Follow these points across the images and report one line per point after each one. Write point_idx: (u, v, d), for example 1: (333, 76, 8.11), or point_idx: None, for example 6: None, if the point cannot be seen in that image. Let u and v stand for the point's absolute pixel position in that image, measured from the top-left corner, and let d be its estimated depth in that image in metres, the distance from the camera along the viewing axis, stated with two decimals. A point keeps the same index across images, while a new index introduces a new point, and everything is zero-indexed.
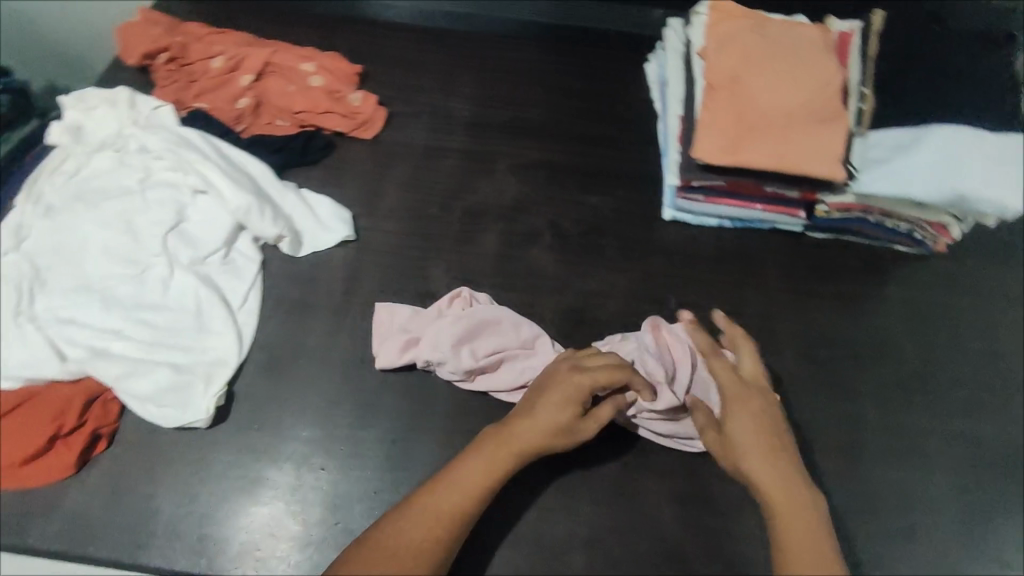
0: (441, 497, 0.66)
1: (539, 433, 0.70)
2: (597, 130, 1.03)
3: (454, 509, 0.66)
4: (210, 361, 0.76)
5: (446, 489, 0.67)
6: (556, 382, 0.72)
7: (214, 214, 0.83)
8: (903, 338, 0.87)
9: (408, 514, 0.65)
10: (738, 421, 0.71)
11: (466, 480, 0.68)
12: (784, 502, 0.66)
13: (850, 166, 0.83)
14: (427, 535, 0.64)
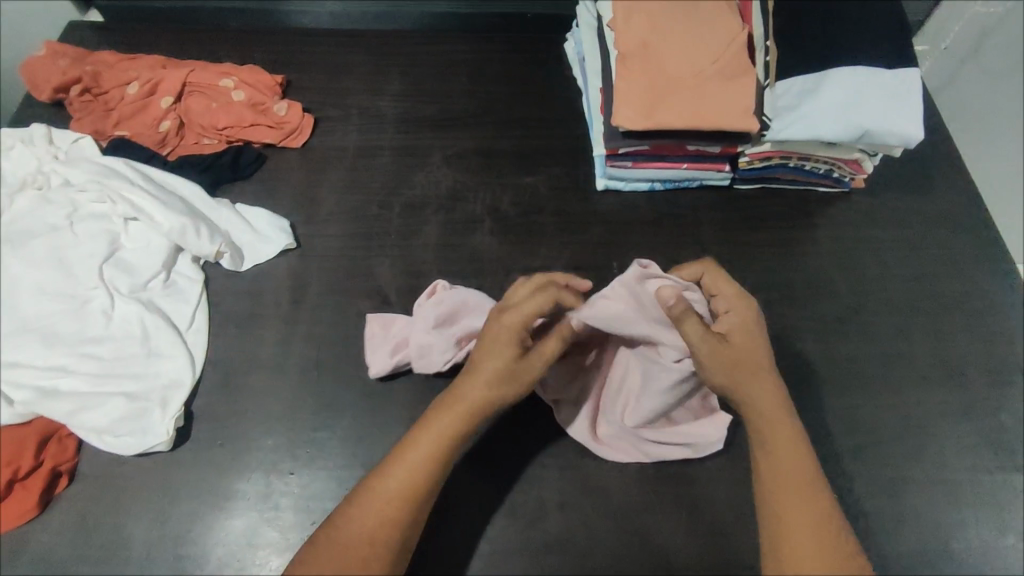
0: (399, 476, 0.65)
1: (483, 386, 0.67)
2: (523, 111, 1.05)
3: (406, 488, 0.64)
4: (162, 384, 0.77)
5: (398, 464, 0.65)
6: (487, 331, 0.68)
7: (150, 241, 0.85)
8: (837, 273, 0.90)
9: (364, 498, 0.64)
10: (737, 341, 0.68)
11: (417, 452, 0.65)
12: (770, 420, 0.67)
13: (764, 117, 0.85)
14: (386, 515, 0.64)
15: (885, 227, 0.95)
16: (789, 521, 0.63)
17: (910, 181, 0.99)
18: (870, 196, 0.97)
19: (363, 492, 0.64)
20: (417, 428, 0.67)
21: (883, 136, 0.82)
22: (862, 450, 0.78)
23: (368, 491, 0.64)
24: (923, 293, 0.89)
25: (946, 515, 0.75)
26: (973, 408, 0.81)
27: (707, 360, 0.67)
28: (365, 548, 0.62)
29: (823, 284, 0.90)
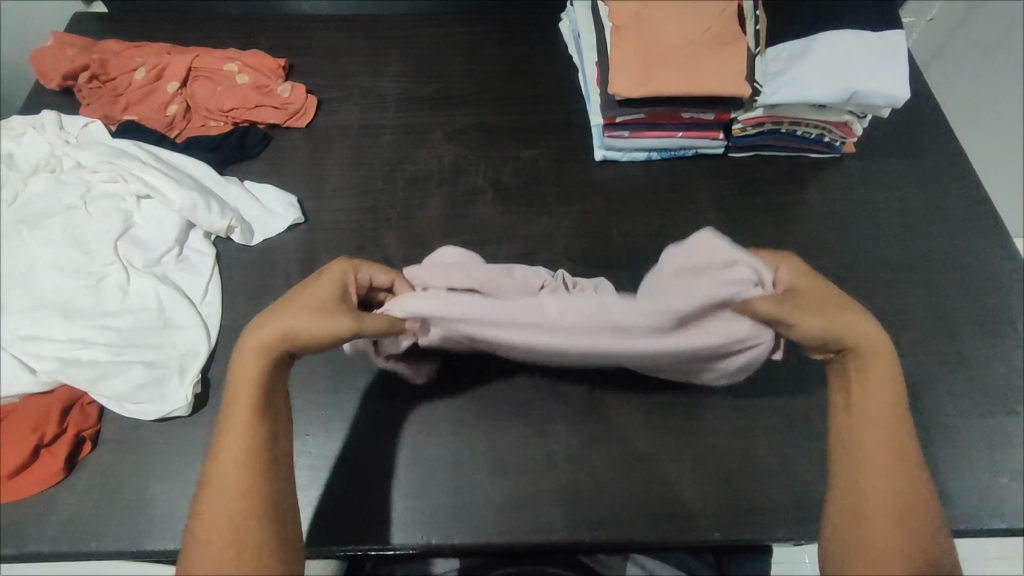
0: (228, 455, 0.57)
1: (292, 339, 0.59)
2: (520, 87, 1.07)
3: (240, 457, 0.57)
4: (179, 352, 0.80)
5: (223, 450, 0.58)
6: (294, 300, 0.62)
7: (161, 218, 0.88)
8: (830, 234, 0.93)
9: (212, 484, 0.57)
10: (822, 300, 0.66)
11: (233, 431, 0.58)
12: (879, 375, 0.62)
13: (755, 83, 0.88)
14: (228, 496, 0.56)
15: (876, 189, 0.97)
16: (875, 482, 0.59)
17: (898, 145, 1.02)
18: (861, 160, 1.00)
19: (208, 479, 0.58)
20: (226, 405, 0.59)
21: (871, 95, 0.84)
22: None
23: (210, 477, 0.58)
24: (915, 250, 0.92)
25: (941, 457, 0.77)
26: (966, 358, 0.83)
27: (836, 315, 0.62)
28: (229, 533, 0.55)
29: (817, 243, 0.92)
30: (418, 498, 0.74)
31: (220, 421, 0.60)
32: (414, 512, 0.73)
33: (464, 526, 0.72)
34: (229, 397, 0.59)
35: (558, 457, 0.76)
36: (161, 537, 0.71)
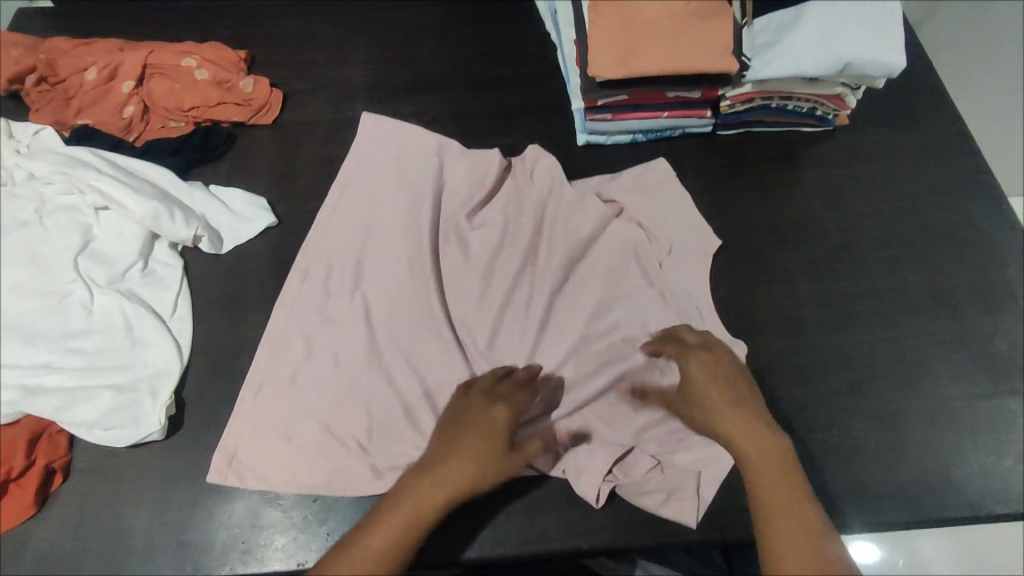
0: (383, 528, 0.61)
1: (472, 459, 0.64)
2: (496, 69, 1.02)
3: (396, 537, 0.60)
4: (150, 373, 0.76)
5: (386, 516, 0.61)
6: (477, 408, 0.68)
7: (123, 230, 0.82)
8: (824, 213, 0.90)
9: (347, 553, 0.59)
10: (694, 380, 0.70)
11: (402, 508, 0.62)
12: (759, 458, 0.64)
13: (743, 58, 0.83)
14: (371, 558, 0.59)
15: (870, 163, 0.94)
16: (791, 553, 0.57)
17: (893, 114, 0.97)
18: (854, 132, 0.96)
19: (355, 536, 0.60)
20: (399, 497, 0.63)
21: (866, 68, 0.79)
22: (859, 386, 0.77)
23: (357, 543, 0.60)
24: (912, 226, 0.88)
25: (943, 440, 0.75)
26: (968, 338, 0.81)
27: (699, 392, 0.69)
28: None
29: (811, 224, 0.89)
30: None
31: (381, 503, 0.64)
32: None
33: (455, 541, 0.70)
34: (452, 436, 0.66)
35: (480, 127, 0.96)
36: (142, 568, 0.69)
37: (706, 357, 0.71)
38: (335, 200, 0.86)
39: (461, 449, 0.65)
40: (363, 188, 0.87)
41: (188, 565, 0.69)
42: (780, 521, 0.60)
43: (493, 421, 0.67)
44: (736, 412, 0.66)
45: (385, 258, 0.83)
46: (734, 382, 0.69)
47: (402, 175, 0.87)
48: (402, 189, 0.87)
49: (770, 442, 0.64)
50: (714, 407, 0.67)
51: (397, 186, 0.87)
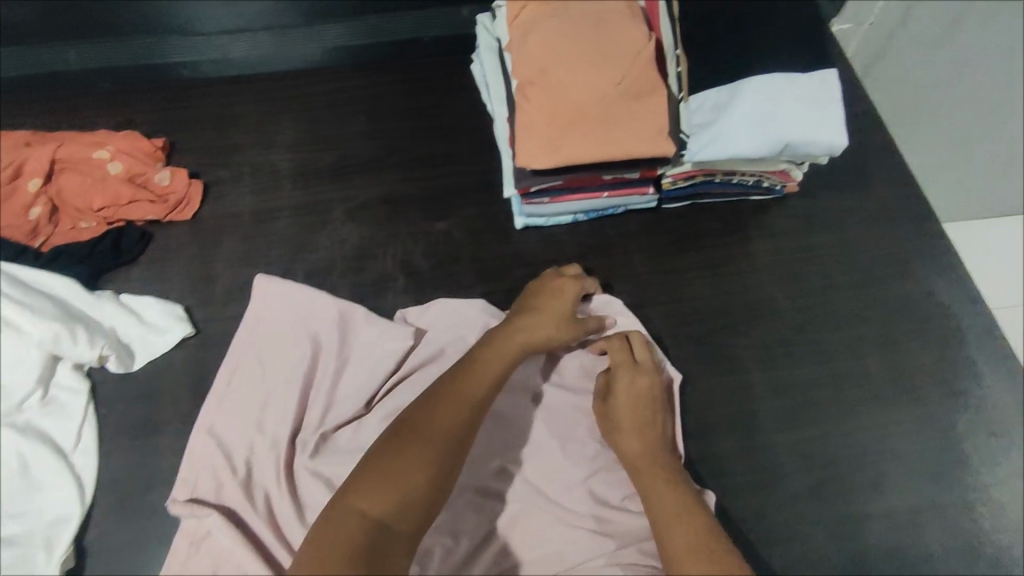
0: (425, 432, 0.60)
1: (553, 325, 0.73)
2: (430, 146, 0.97)
3: (479, 398, 0.65)
4: (48, 521, 0.69)
5: (481, 372, 0.67)
6: (548, 289, 0.76)
7: (17, 355, 0.74)
8: (776, 291, 0.85)
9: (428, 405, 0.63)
10: (617, 393, 0.73)
11: (443, 416, 0.62)
12: (648, 466, 0.68)
13: (681, 135, 0.79)
14: (406, 472, 0.57)
15: (823, 232, 0.89)
16: (685, 554, 0.58)
17: (845, 177, 0.93)
18: (805, 198, 0.92)
19: (432, 393, 0.64)
20: (435, 401, 0.63)
21: (807, 146, 0.76)
22: (816, 487, 0.73)
23: (435, 395, 0.64)
24: (867, 301, 0.84)
25: (906, 546, 0.71)
26: (929, 425, 0.77)
27: (619, 406, 0.72)
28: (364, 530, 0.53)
29: (763, 304, 0.84)
30: None
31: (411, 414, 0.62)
32: None
33: None
34: (513, 329, 0.71)
35: (421, 234, 0.90)
36: None
37: (626, 373, 0.74)
38: (246, 339, 0.80)
39: (555, 323, 0.73)
40: (280, 328, 0.80)
41: None
42: (669, 519, 0.62)
43: (564, 295, 0.76)
44: (639, 433, 0.70)
45: (306, 408, 0.77)
46: (650, 395, 0.73)
47: (315, 324, 0.80)
48: (326, 331, 0.80)
49: (666, 467, 0.68)
50: (622, 423, 0.71)
51: (321, 327, 0.80)
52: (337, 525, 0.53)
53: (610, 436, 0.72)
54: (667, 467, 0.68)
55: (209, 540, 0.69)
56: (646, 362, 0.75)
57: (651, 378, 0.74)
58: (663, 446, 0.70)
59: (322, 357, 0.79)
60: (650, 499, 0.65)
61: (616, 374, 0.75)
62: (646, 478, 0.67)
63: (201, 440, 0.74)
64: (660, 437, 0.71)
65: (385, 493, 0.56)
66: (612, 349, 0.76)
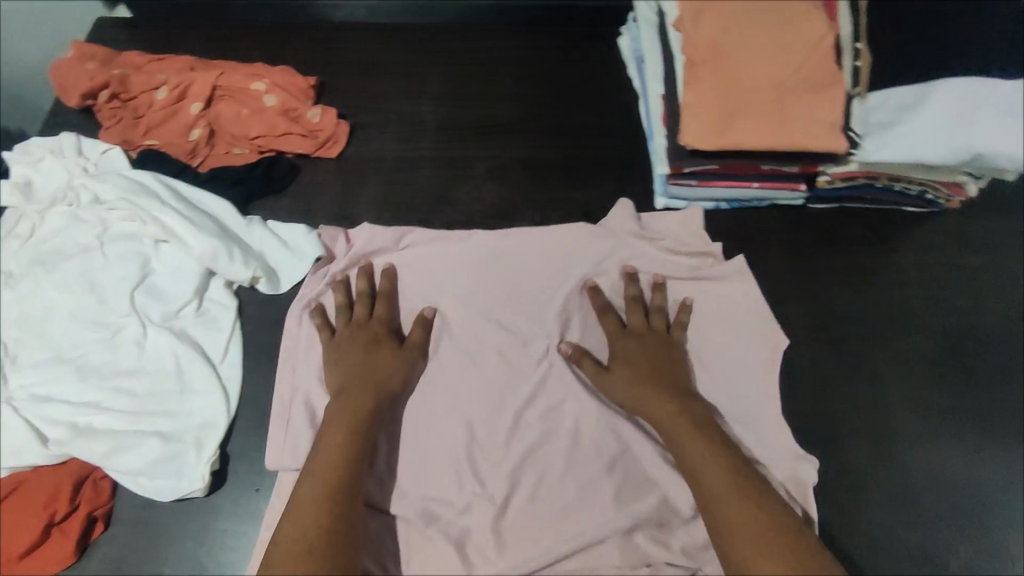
0: (314, 479, 0.64)
1: (372, 365, 0.73)
2: (572, 115, 0.96)
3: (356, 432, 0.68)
4: (197, 423, 0.74)
5: (349, 402, 0.70)
6: (359, 330, 0.76)
7: (180, 265, 0.82)
8: (923, 309, 0.82)
9: (315, 456, 0.66)
10: (633, 356, 0.74)
11: (325, 458, 0.66)
12: (679, 427, 0.69)
13: (852, 133, 0.76)
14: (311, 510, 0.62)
15: (982, 255, 0.85)
16: (738, 515, 0.61)
17: (1012, 200, 0.88)
18: (966, 217, 0.87)
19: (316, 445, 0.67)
20: (316, 451, 0.67)
21: (994, 159, 0.71)
22: (943, 513, 0.72)
23: (320, 442, 0.67)
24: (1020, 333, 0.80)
25: None
26: None
27: (637, 365, 0.73)
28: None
29: (906, 320, 0.81)
30: None
31: (303, 468, 0.66)
32: None
33: None
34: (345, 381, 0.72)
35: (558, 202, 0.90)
36: None
37: (642, 335, 0.76)
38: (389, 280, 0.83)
39: (362, 383, 0.72)
40: (423, 275, 0.83)
41: None
42: (716, 479, 0.64)
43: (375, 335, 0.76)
44: (660, 393, 0.71)
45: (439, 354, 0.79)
46: (658, 353, 0.75)
47: (458, 270, 0.83)
48: (466, 282, 0.82)
49: (698, 423, 0.69)
50: (642, 382, 0.72)
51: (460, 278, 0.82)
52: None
53: (629, 401, 0.72)
54: (682, 411, 0.70)
55: None
56: (642, 327, 0.77)
57: (658, 340, 0.76)
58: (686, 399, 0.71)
59: (462, 304, 0.81)
60: (691, 464, 0.66)
61: (625, 339, 0.76)
62: (682, 441, 0.68)
63: None
64: (680, 391, 0.72)
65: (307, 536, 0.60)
66: (631, 305, 0.79)
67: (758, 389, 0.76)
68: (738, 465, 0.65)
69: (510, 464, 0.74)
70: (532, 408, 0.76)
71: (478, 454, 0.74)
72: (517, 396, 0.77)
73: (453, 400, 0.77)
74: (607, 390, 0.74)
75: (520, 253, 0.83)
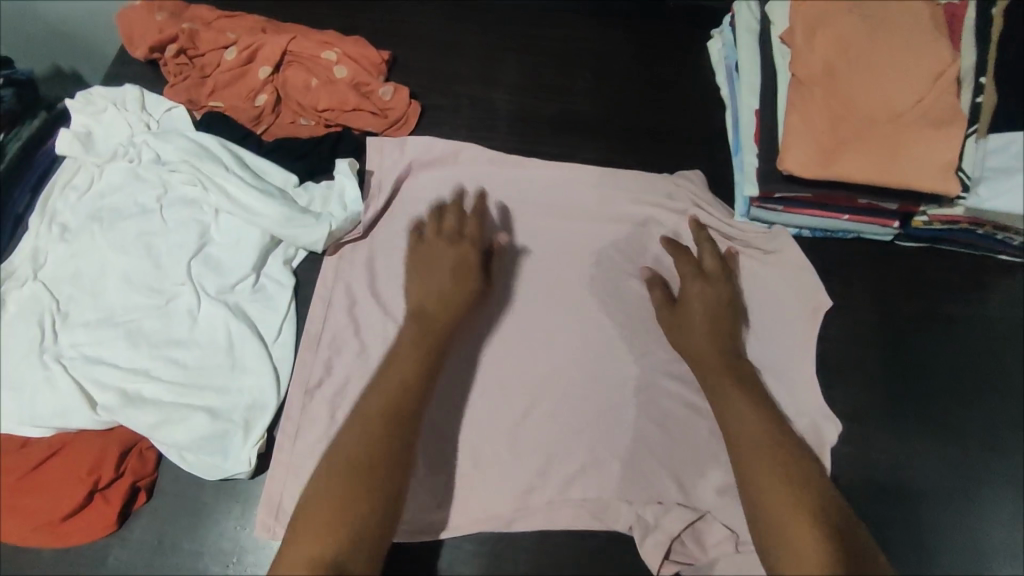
0: (379, 387, 0.64)
1: (450, 283, 0.70)
2: (652, 119, 0.91)
3: (428, 345, 0.67)
4: (245, 403, 0.72)
5: (425, 312, 0.69)
6: (433, 241, 0.73)
7: (239, 235, 0.79)
8: (1006, 364, 0.78)
9: (391, 362, 0.66)
10: (695, 304, 0.73)
11: (393, 368, 0.65)
12: (720, 382, 0.68)
13: (962, 173, 0.70)
14: (374, 412, 0.61)
15: None
16: (766, 471, 0.60)
17: None
18: None
19: (392, 355, 0.66)
20: (386, 364, 0.66)
21: None
22: None
23: (395, 353, 0.67)
24: None
25: None
26: None
27: (702, 312, 0.72)
28: (345, 479, 0.57)
29: (988, 374, 0.78)
30: None
31: (374, 377, 0.66)
32: None
33: None
34: (418, 295, 0.70)
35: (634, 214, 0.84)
36: None
37: (708, 283, 0.74)
38: None
39: (433, 297, 0.69)
40: (491, 274, 0.80)
41: None
42: (748, 432, 0.63)
43: (461, 256, 0.71)
44: (712, 350, 0.70)
45: (496, 358, 0.76)
46: (723, 303, 0.73)
47: (525, 274, 0.80)
48: (532, 286, 0.80)
49: (743, 383, 0.68)
50: (698, 329, 0.72)
51: (526, 283, 0.80)
52: (329, 480, 0.58)
53: (682, 351, 0.73)
54: (730, 373, 0.68)
55: None
56: (713, 273, 0.75)
57: (725, 288, 0.75)
58: (734, 359, 0.70)
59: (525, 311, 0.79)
60: (725, 419, 0.66)
61: (689, 284, 0.75)
62: (722, 396, 0.67)
63: None
64: (733, 350, 0.71)
65: (368, 440, 0.60)
66: (705, 252, 0.77)
67: (827, 434, 0.73)
68: (776, 427, 0.64)
69: (562, 482, 0.71)
70: (590, 426, 0.73)
71: (531, 469, 0.71)
72: (575, 410, 0.74)
73: (510, 410, 0.74)
74: (668, 333, 0.74)
75: (589, 257, 0.82)
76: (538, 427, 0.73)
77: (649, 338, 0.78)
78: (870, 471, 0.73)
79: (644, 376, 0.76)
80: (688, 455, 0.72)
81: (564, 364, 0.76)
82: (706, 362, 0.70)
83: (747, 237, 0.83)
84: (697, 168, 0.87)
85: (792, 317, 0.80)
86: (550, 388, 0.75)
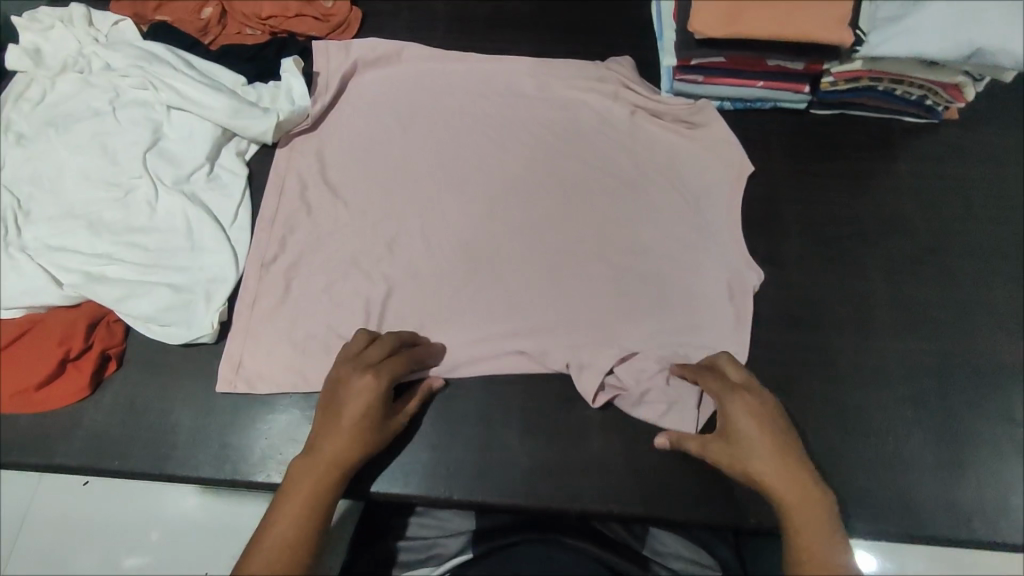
0: (285, 512, 0.59)
1: (359, 405, 0.63)
2: (583, 13, 0.97)
3: (341, 456, 0.62)
4: (206, 277, 0.76)
5: (336, 432, 0.63)
6: (344, 398, 0.64)
7: (191, 131, 0.83)
8: (913, 212, 0.85)
9: (302, 479, 0.61)
10: (732, 412, 0.64)
11: (301, 491, 0.60)
12: (786, 490, 0.60)
13: (858, 31, 0.77)
14: (286, 544, 0.57)
15: (971, 164, 0.87)
16: None
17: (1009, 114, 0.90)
18: (964, 128, 0.89)
19: (299, 473, 0.61)
20: (288, 489, 0.61)
21: (995, 57, 0.72)
22: (915, 396, 0.76)
23: (303, 472, 0.61)
24: (1005, 238, 0.84)
25: (988, 460, 0.74)
26: None
27: (734, 416, 0.64)
28: None
29: (896, 220, 0.84)
30: (444, 453, 0.73)
31: (274, 502, 0.61)
32: (438, 463, 0.72)
33: (492, 481, 0.71)
34: (329, 417, 0.64)
35: (568, 99, 0.89)
36: (184, 463, 0.71)
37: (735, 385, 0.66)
38: (399, 160, 0.85)
39: (345, 431, 0.63)
40: (435, 156, 0.86)
41: (227, 466, 0.71)
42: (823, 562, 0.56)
43: (364, 399, 0.64)
44: (768, 456, 0.62)
45: (439, 230, 0.81)
46: (767, 408, 0.65)
47: (467, 157, 0.86)
48: (472, 167, 0.85)
49: (809, 495, 0.60)
50: (746, 439, 0.63)
51: (467, 164, 0.86)
52: None
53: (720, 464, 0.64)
54: (796, 480, 0.60)
55: (348, 320, 0.76)
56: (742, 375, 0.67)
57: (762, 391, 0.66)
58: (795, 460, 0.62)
59: (467, 190, 0.84)
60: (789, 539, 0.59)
61: (723, 392, 0.66)
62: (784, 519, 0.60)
63: (349, 237, 0.80)
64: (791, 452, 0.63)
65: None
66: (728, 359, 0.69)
67: (748, 281, 0.79)
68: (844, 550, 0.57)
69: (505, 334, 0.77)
70: (531, 284, 0.79)
71: (477, 325, 0.77)
72: (516, 271, 0.80)
73: (456, 275, 0.79)
74: (696, 448, 0.66)
75: (527, 137, 0.87)
76: (482, 287, 0.79)
77: (584, 207, 0.84)
78: (788, 309, 0.80)
79: (580, 238, 0.82)
80: (621, 304, 0.78)
81: (504, 233, 0.82)
82: (782, 484, 0.60)
83: (673, 108, 0.88)
84: (627, 55, 0.93)
85: (717, 179, 0.85)
86: (493, 254, 0.80)
